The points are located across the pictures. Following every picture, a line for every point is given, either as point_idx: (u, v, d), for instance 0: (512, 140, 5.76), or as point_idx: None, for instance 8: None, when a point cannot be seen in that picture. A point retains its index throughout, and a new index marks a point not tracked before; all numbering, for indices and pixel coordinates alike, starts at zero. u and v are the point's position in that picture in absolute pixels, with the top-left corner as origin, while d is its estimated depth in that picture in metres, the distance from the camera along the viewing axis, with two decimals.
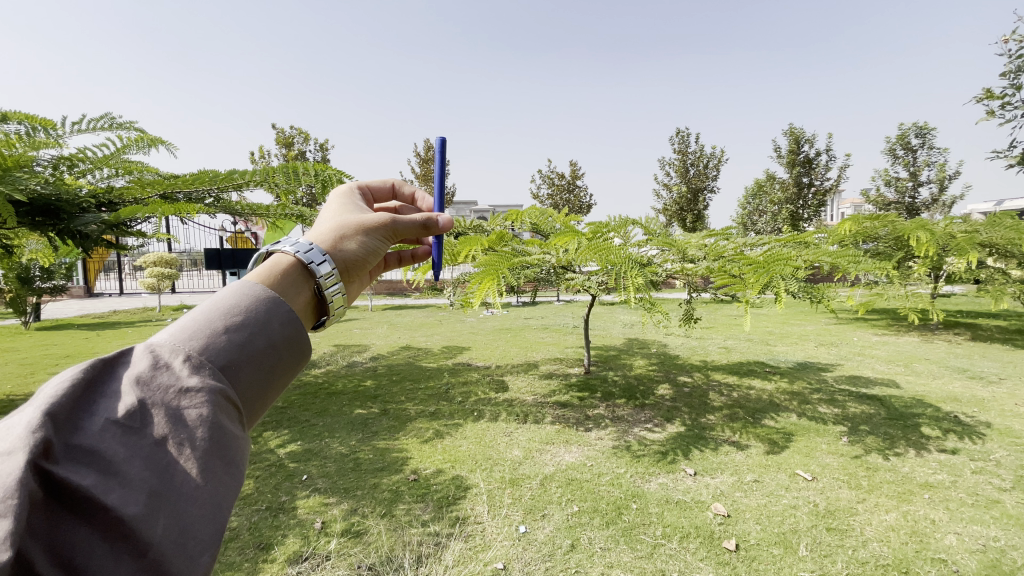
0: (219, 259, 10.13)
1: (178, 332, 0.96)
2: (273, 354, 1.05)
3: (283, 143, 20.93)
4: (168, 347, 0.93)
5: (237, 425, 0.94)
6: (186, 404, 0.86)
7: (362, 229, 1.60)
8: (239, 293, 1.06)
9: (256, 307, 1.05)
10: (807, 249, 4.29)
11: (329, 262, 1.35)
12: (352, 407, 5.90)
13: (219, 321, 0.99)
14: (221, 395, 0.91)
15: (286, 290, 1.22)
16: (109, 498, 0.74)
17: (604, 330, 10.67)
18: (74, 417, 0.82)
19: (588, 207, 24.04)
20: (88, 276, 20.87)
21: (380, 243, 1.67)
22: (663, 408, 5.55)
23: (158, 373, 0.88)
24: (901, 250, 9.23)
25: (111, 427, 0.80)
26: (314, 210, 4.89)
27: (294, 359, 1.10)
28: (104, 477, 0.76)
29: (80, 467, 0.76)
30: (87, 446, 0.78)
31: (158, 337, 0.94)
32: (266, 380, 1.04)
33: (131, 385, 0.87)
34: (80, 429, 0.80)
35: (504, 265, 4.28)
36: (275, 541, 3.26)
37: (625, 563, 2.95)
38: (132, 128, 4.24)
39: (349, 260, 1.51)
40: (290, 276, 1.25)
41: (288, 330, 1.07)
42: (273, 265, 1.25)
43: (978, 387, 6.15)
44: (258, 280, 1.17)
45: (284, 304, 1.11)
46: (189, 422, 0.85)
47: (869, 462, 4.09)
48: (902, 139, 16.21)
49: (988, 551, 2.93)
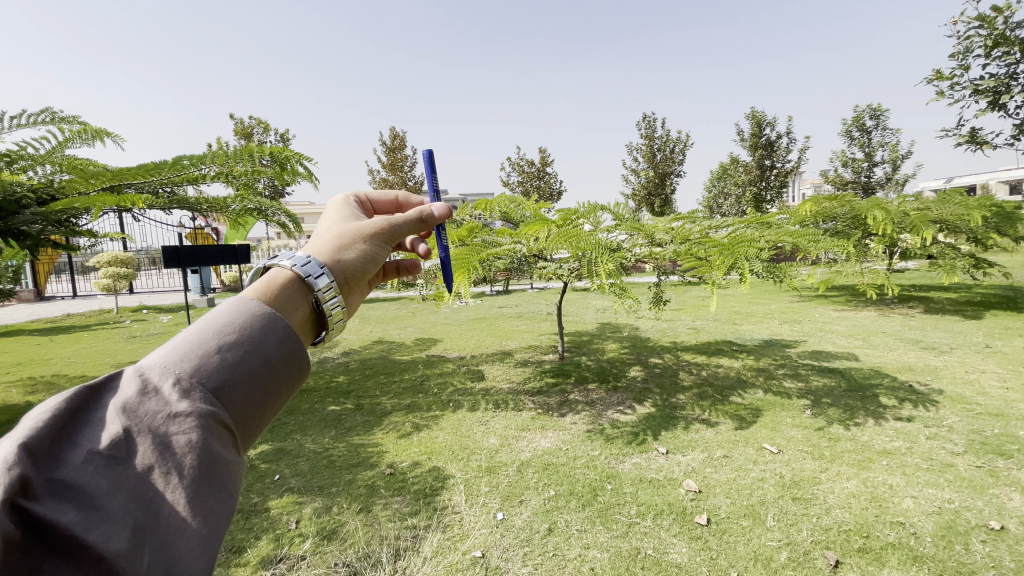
0: (179, 256, 9.73)
1: (169, 353, 0.91)
2: (269, 372, 0.99)
3: (242, 134, 20.16)
4: (158, 371, 0.88)
5: (230, 449, 0.90)
6: (175, 430, 0.81)
7: (361, 237, 1.54)
8: (234, 310, 1.01)
9: (249, 325, 0.99)
10: (770, 229, 4.38)
11: (328, 274, 1.28)
12: (325, 404, 5.79)
13: (212, 340, 0.94)
14: (212, 419, 0.86)
15: (284, 306, 1.15)
16: (91, 534, 0.70)
17: (577, 315, 10.75)
18: (55, 450, 0.77)
19: (557, 194, 24.06)
20: (38, 279, 19.81)
21: (379, 250, 1.60)
22: (634, 390, 5.65)
23: (146, 400, 0.84)
24: (858, 228, 9.56)
25: (94, 458, 0.76)
26: (273, 201, 4.69)
27: (291, 377, 1.04)
28: (87, 512, 0.72)
29: (62, 503, 0.71)
30: (69, 480, 0.73)
31: (148, 359, 0.90)
32: (262, 399, 0.99)
33: (117, 414, 0.82)
34: (63, 462, 0.76)
35: (475, 257, 4.23)
36: (247, 543, 3.17)
37: (601, 544, 2.98)
38: (75, 121, 3.98)
39: (347, 271, 1.44)
40: (289, 291, 1.19)
41: (284, 347, 1.02)
42: (272, 280, 1.18)
43: (931, 357, 6.46)
44: (255, 297, 1.11)
45: (282, 320, 1.06)
46: (177, 449, 0.80)
47: (831, 433, 4.24)
48: (858, 121, 16.75)
49: (943, 512, 3.07)
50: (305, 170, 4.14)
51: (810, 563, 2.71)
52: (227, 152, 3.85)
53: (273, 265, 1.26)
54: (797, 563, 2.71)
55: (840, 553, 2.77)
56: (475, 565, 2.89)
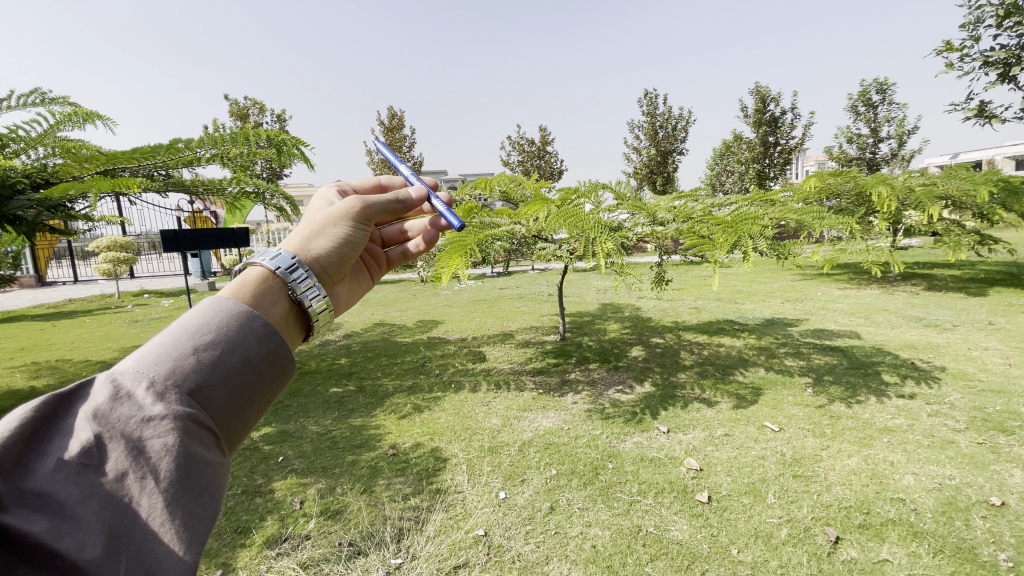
0: (177, 241, 9.67)
1: (143, 356, 0.88)
2: (250, 372, 0.96)
3: (237, 115, 19.85)
4: (131, 375, 0.86)
5: (213, 450, 0.88)
6: (148, 434, 0.79)
7: (329, 221, 1.48)
8: (210, 310, 0.98)
9: (227, 324, 0.96)
10: (774, 207, 4.31)
11: (301, 265, 1.26)
12: (328, 386, 5.82)
13: (186, 341, 0.91)
14: (191, 420, 0.83)
15: (261, 301, 1.12)
16: (63, 543, 0.68)
17: (578, 296, 10.73)
18: (25, 459, 0.75)
19: (558, 173, 23.76)
20: (39, 264, 19.77)
21: (354, 232, 1.54)
22: (635, 369, 5.66)
23: (118, 405, 0.82)
24: (863, 205, 9.44)
25: (65, 466, 0.74)
26: (271, 184, 4.63)
27: (275, 375, 1.02)
28: (57, 521, 0.70)
29: (31, 514, 0.69)
30: (38, 490, 0.71)
31: (121, 363, 0.87)
32: (244, 398, 0.96)
33: (88, 420, 0.79)
34: (31, 472, 0.73)
35: (473, 239, 4.12)
36: (253, 524, 3.21)
37: (603, 521, 3.01)
38: (66, 103, 3.89)
39: (317, 255, 1.39)
40: (264, 287, 1.16)
41: (265, 345, 1.00)
42: (245, 278, 1.15)
43: (933, 334, 6.44)
44: (229, 295, 1.08)
45: (259, 317, 1.03)
46: (153, 453, 0.78)
47: (833, 411, 4.25)
48: (864, 95, 16.44)
49: (944, 489, 3.08)
50: (302, 153, 4.08)
51: (810, 539, 2.72)
52: (223, 134, 3.78)
53: (247, 265, 1.23)
54: (798, 539, 2.72)
55: (840, 530, 2.78)
56: (478, 544, 2.91)
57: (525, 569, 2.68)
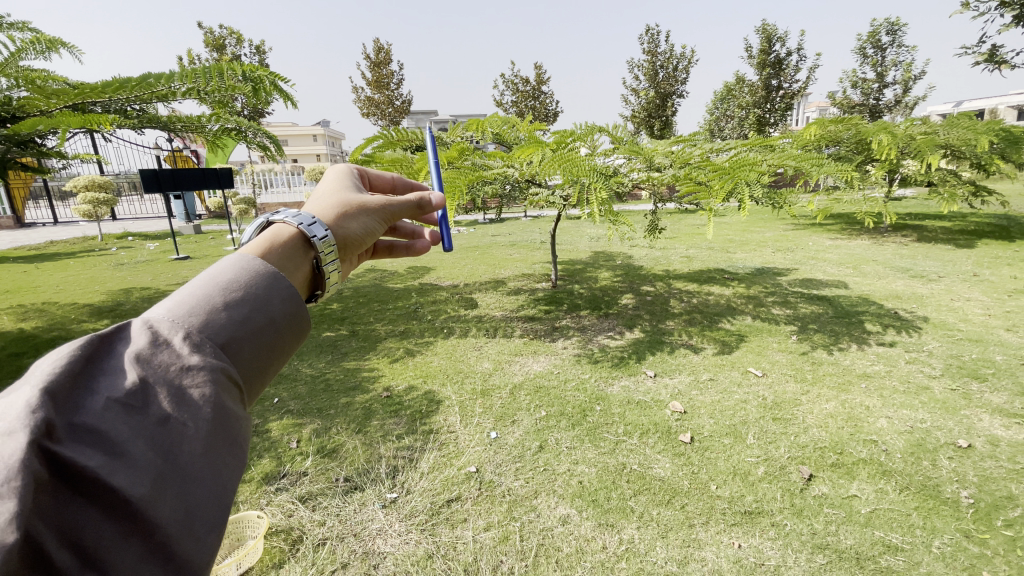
0: (159, 181, 9.37)
1: (176, 305, 0.86)
2: (272, 332, 0.95)
3: (214, 46, 18.66)
4: (168, 322, 0.83)
5: (240, 403, 0.86)
6: (190, 381, 0.77)
7: (361, 208, 1.44)
8: (237, 266, 0.96)
9: (254, 281, 0.95)
10: (773, 153, 4.21)
11: (325, 226, 1.22)
12: (320, 330, 5.85)
13: (217, 296, 0.89)
14: (224, 373, 0.82)
15: (284, 264, 1.09)
16: (116, 478, 0.66)
17: (571, 244, 10.66)
18: (68, 395, 0.72)
19: (553, 116, 22.94)
20: (15, 204, 19.14)
21: (376, 225, 1.50)
22: (625, 316, 5.73)
23: (159, 350, 0.79)
24: (862, 153, 9.29)
25: (111, 403, 0.71)
26: (253, 122, 4.41)
27: (292, 339, 1.00)
28: (110, 456, 0.68)
29: (83, 448, 0.67)
30: (87, 424, 0.69)
31: (153, 312, 0.84)
32: (267, 356, 0.95)
33: (131, 361, 0.77)
34: (78, 410, 0.70)
35: (464, 182, 4.01)
36: (252, 461, 3.33)
37: (589, 459, 3.14)
38: (26, 28, 3.61)
39: (346, 238, 1.35)
40: (288, 247, 1.12)
41: (288, 306, 0.98)
42: (273, 235, 1.12)
43: (918, 285, 6.54)
44: (255, 253, 1.04)
45: (284, 279, 1.02)
46: (195, 399, 0.77)
47: (815, 357, 4.38)
48: (873, 36, 15.77)
49: (915, 431, 3.23)
50: (281, 90, 3.84)
51: (785, 476, 2.87)
52: (197, 68, 3.55)
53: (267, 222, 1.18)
54: (773, 477, 2.87)
55: (814, 468, 2.93)
56: (470, 480, 3.04)
57: (514, 503, 2.82)
